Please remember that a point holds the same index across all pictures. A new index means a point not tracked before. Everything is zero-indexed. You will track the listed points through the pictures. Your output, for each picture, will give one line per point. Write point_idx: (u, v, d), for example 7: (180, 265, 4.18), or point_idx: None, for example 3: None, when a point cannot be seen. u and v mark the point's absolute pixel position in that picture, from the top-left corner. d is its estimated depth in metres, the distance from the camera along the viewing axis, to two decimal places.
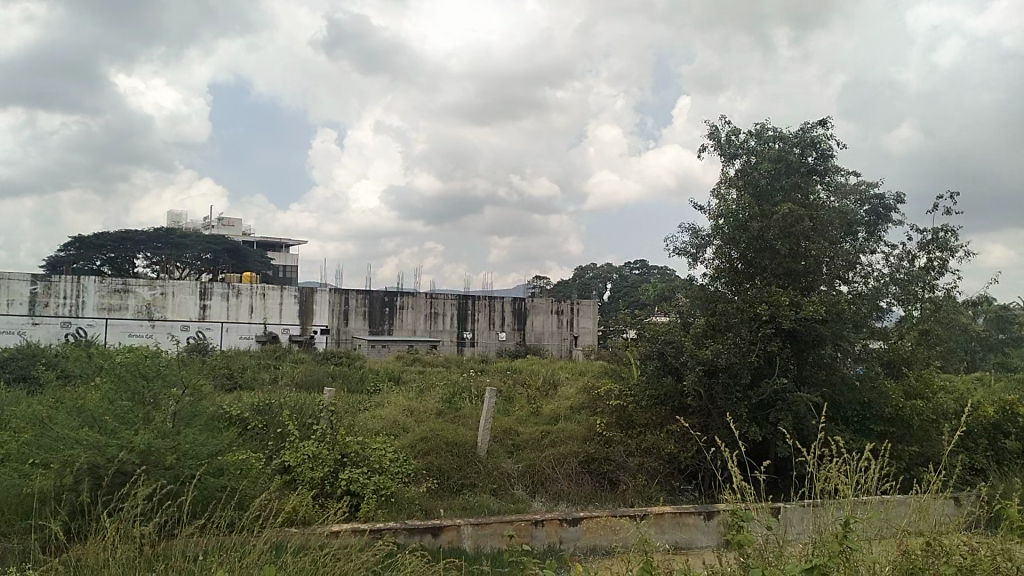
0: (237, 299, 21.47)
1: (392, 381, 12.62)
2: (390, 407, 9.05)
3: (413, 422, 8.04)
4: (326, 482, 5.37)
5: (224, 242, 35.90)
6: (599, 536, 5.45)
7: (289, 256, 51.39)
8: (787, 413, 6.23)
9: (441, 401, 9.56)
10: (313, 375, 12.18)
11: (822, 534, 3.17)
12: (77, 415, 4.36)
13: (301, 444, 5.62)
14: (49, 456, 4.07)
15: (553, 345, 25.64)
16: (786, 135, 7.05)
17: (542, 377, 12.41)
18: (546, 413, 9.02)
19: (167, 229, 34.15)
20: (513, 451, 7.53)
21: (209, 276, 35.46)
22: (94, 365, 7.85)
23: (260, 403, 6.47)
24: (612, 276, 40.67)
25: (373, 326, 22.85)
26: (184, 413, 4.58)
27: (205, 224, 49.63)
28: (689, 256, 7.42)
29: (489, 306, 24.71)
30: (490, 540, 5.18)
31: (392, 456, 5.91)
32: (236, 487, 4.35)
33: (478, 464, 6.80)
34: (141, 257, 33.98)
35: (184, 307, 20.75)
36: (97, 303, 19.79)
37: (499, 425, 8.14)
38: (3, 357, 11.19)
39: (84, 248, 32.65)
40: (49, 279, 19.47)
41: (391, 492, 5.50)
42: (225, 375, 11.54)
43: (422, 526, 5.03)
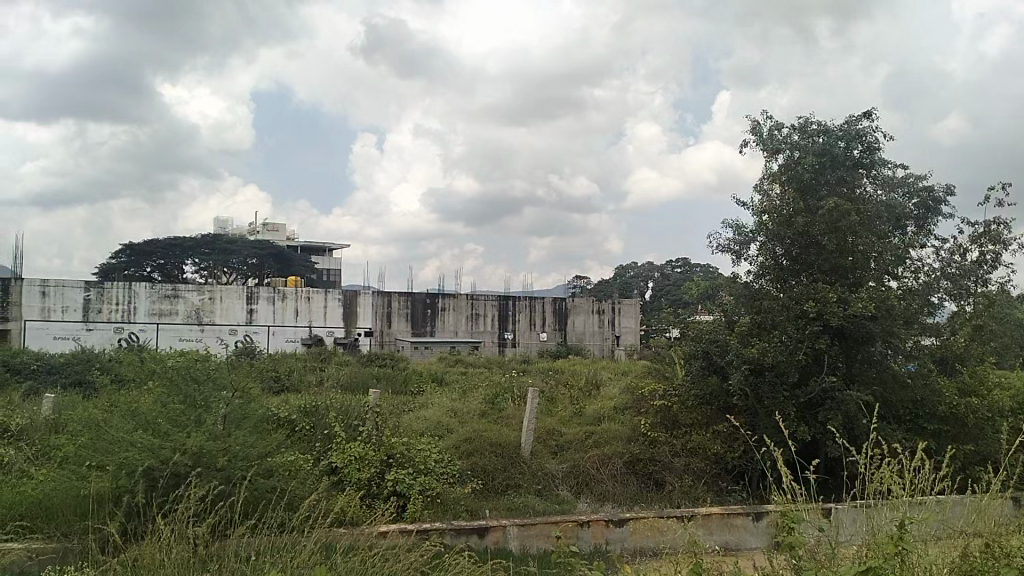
0: (283, 302, 21.81)
1: (435, 382, 12.70)
2: (435, 408, 9.10)
3: (457, 423, 8.07)
4: (373, 483, 5.42)
5: (270, 246, 36.42)
6: (646, 537, 5.40)
7: (332, 260, 52.10)
8: (837, 411, 6.11)
9: (484, 402, 9.59)
10: (358, 376, 12.32)
11: (877, 534, 3.11)
12: (131, 418, 4.47)
13: (348, 445, 5.68)
14: (106, 458, 4.17)
15: (595, 345, 25.54)
16: (831, 128, 6.90)
17: (585, 377, 12.37)
18: (589, 413, 8.98)
19: (214, 235, 34.87)
20: (557, 451, 7.51)
21: (255, 280, 36.09)
22: (147, 370, 8.05)
23: (307, 405, 6.55)
24: (654, 274, 40.37)
25: (416, 329, 23.07)
26: (235, 415, 4.67)
27: (251, 230, 50.60)
28: (732, 254, 7.32)
29: (530, 307, 24.73)
30: (536, 541, 5.17)
31: (436, 457, 5.94)
32: (285, 487, 4.41)
33: (523, 465, 6.80)
34: (190, 263, 34.75)
35: (232, 312, 21.15)
36: (148, 308, 20.29)
37: (542, 426, 8.13)
38: (61, 363, 11.54)
39: (135, 255, 33.51)
40: (103, 285, 19.99)
41: (436, 493, 5.52)
42: (273, 378, 11.74)
43: (468, 526, 5.04)
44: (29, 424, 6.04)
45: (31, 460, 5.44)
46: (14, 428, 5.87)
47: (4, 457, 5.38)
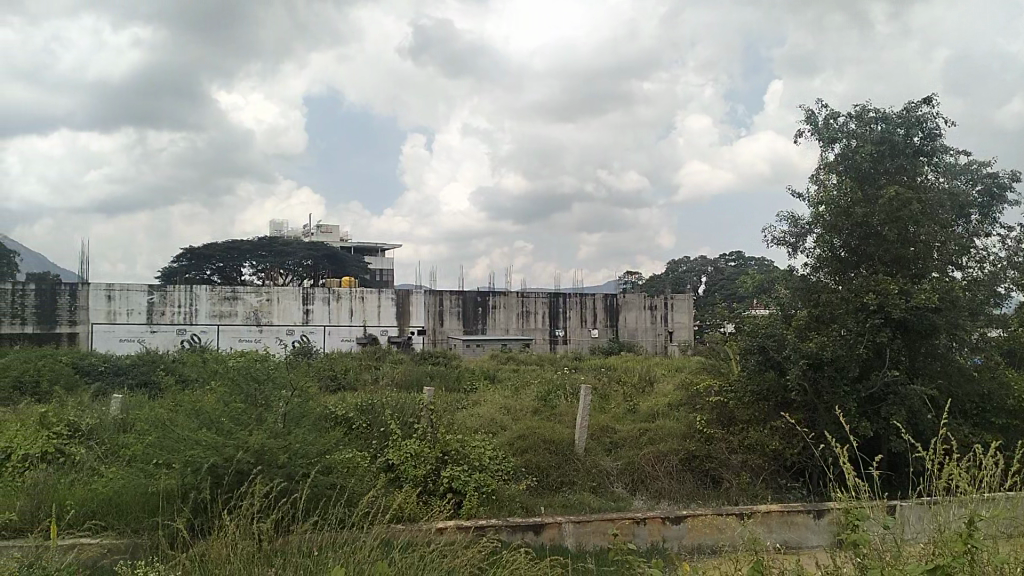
0: (338, 303, 22.17)
1: (488, 380, 12.77)
2: (488, 405, 9.16)
3: (510, 420, 8.10)
4: (429, 480, 5.48)
5: (324, 248, 36.88)
6: (705, 535, 5.35)
7: (384, 260, 52.79)
8: (900, 407, 5.94)
9: (536, 399, 9.60)
10: (412, 374, 12.46)
11: (944, 532, 3.01)
12: (196, 418, 4.59)
13: (404, 442, 5.76)
14: (172, 456, 4.30)
15: (647, 341, 25.37)
16: (890, 116, 6.73)
17: (638, 373, 12.28)
18: (643, 410, 8.91)
19: (269, 238, 35.65)
20: (611, 449, 7.47)
21: (310, 281, 36.73)
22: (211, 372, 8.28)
23: (364, 402, 6.64)
24: (706, 269, 39.85)
25: (467, 327, 23.29)
26: (294, 414, 4.77)
27: (305, 232, 51.64)
28: (788, 246, 7.18)
29: (580, 303, 24.66)
30: (592, 538, 5.16)
31: (491, 454, 5.97)
32: (345, 485, 4.49)
33: (577, 462, 6.79)
34: (248, 265, 35.59)
35: (288, 312, 21.59)
36: (209, 310, 20.83)
37: (596, 423, 8.11)
38: (128, 364, 11.93)
39: (195, 258, 34.51)
40: (165, 289, 20.59)
41: (492, 489, 5.55)
42: (329, 377, 11.96)
43: (524, 523, 5.06)
44: (98, 423, 6.23)
45: (101, 459, 5.63)
46: (84, 428, 6.07)
47: (77, 456, 5.58)
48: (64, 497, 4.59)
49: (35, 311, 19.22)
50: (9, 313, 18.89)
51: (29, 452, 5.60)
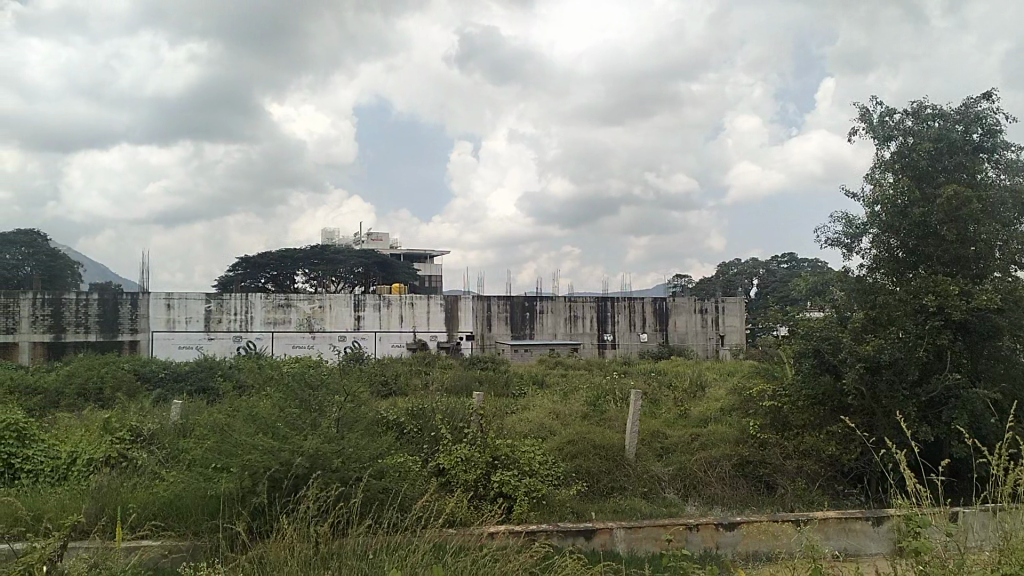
0: (388, 309, 22.42)
1: (537, 385, 12.75)
2: (537, 410, 9.15)
3: (559, 425, 8.08)
4: (480, 484, 5.50)
5: (374, 255, 37.30)
6: (760, 541, 5.26)
7: (432, 267, 53.25)
8: (962, 411, 5.74)
9: (586, 404, 9.55)
10: (461, 380, 12.52)
11: (1012, 540, 2.90)
12: (252, 423, 4.70)
13: (455, 447, 5.78)
14: (230, 460, 4.39)
15: (698, 345, 25.04)
16: (947, 112, 6.53)
17: (689, 378, 12.13)
18: (694, 415, 8.80)
19: (321, 246, 36.26)
20: (662, 454, 7.40)
21: (361, 288, 37.22)
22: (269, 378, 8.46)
23: (415, 407, 6.69)
24: (759, 271, 39.20)
25: (516, 332, 23.33)
26: (347, 418, 4.84)
27: (356, 240, 52.48)
28: (843, 247, 7.02)
29: (629, 308, 24.50)
30: (645, 544, 5.11)
31: (540, 459, 5.97)
32: (397, 489, 4.53)
33: (628, 467, 6.73)
34: (300, 274, 36.26)
35: (340, 319, 21.92)
36: (264, 318, 21.26)
37: (646, 429, 8.04)
38: (187, 371, 12.25)
39: (250, 267, 35.37)
40: (221, 297, 21.09)
41: (542, 494, 5.54)
42: (380, 382, 12.08)
43: (575, 529, 5.04)
44: (158, 428, 6.40)
45: (162, 462, 5.79)
46: (145, 433, 6.23)
47: (139, 459, 5.74)
48: (127, 500, 4.74)
49: (98, 320, 19.90)
50: (73, 323, 19.65)
51: (94, 456, 5.79)
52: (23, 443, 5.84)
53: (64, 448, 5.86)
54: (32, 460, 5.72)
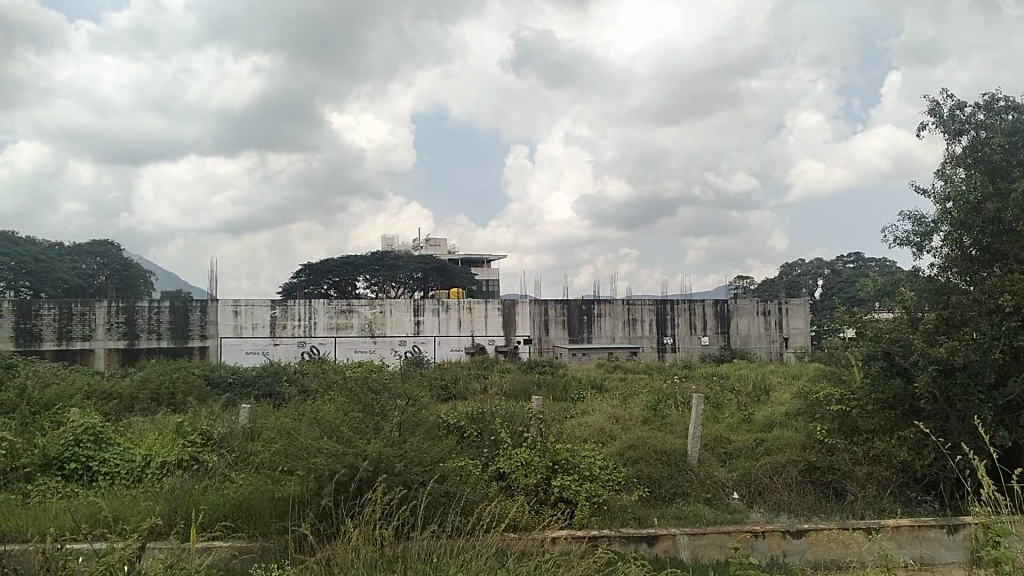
0: (447, 313, 22.61)
1: (595, 389, 12.66)
2: (597, 414, 9.10)
3: (619, 429, 8.03)
4: (540, 489, 5.49)
5: (433, 260, 37.65)
6: (828, 550, 5.12)
7: (490, 271, 53.55)
8: None
9: (646, 408, 9.47)
10: (520, 384, 12.54)
11: None
12: (318, 427, 4.79)
13: (514, 451, 5.79)
14: (296, 463, 4.49)
15: (761, 348, 24.53)
16: (1022, 104, 6.27)
17: (752, 381, 11.90)
18: (758, 419, 8.64)
19: (381, 252, 36.81)
20: (726, 459, 7.29)
21: (420, 293, 37.67)
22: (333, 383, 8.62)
23: (475, 411, 6.72)
24: (824, 271, 38.20)
25: (573, 335, 23.25)
26: (409, 422, 4.90)
27: (415, 246, 53.14)
28: (912, 246, 6.80)
29: (689, 310, 24.15)
30: (709, 550, 5.04)
31: (601, 463, 5.94)
32: (459, 492, 4.55)
33: (691, 473, 6.64)
34: (362, 280, 36.87)
35: (400, 323, 22.20)
36: (326, 323, 21.68)
37: (708, 433, 7.92)
38: (254, 376, 12.57)
39: (314, 274, 36.16)
40: (286, 303, 21.58)
41: (603, 500, 5.51)
42: (440, 386, 12.20)
43: (637, 534, 5.00)
44: (228, 431, 6.57)
45: (231, 465, 5.94)
46: (216, 436, 6.41)
47: (210, 463, 5.91)
48: (199, 501, 4.89)
49: (169, 327, 20.61)
50: (146, 329, 20.41)
51: (167, 460, 5.99)
52: (100, 446, 6.07)
53: (139, 451, 6.08)
54: (109, 463, 5.94)
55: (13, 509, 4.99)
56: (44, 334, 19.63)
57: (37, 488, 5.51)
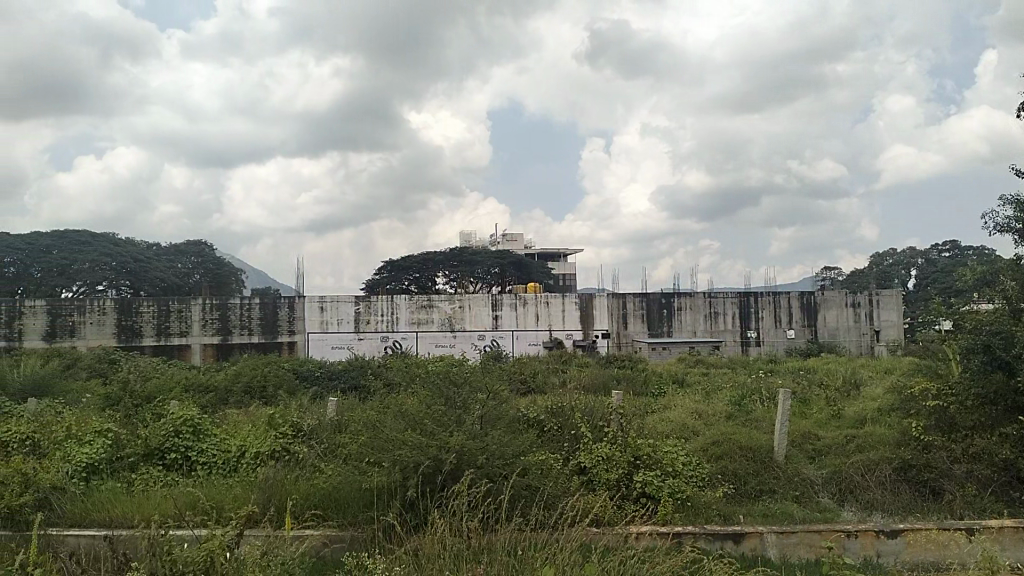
0: (525, 308, 22.67)
1: (677, 383, 12.50)
2: (679, 409, 8.97)
3: (702, 425, 7.90)
4: (622, 484, 5.45)
5: (511, 255, 37.85)
6: (926, 551, 4.92)
7: (568, 266, 53.56)
8: None
9: (730, 403, 9.28)
10: (599, 378, 12.50)
11: None
12: (402, 419, 4.89)
13: (595, 446, 5.76)
14: (382, 455, 4.58)
15: (850, 341, 23.69)
16: None
17: (841, 376, 11.50)
18: (849, 415, 8.36)
19: (459, 248, 37.23)
20: (814, 456, 7.09)
21: (498, 288, 37.95)
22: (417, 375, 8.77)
23: (555, 405, 6.71)
24: (917, 261, 36.54)
25: (652, 329, 23.00)
26: (491, 416, 4.95)
27: (493, 241, 53.62)
28: (1014, 232, 6.44)
29: (774, 303, 23.53)
30: (798, 550, 4.91)
31: (683, 459, 5.87)
32: (541, 486, 4.57)
33: (778, 470, 6.49)
34: (441, 275, 37.41)
35: (479, 318, 22.39)
36: (407, 318, 22.06)
37: (796, 429, 7.71)
38: (339, 370, 12.93)
39: (395, 270, 36.98)
40: (369, 299, 22.06)
41: (687, 496, 5.45)
42: (519, 380, 12.28)
43: (723, 531, 4.93)
44: (318, 424, 6.77)
45: (321, 457, 6.14)
46: (306, 428, 6.61)
47: (301, 454, 6.11)
48: (292, 490, 5.06)
49: (259, 323, 21.39)
50: (238, 325, 21.23)
51: (261, 450, 6.20)
52: (197, 437, 6.37)
53: (235, 442, 6.32)
54: (206, 453, 6.21)
55: (119, 496, 5.28)
56: (144, 331, 20.69)
57: (140, 476, 5.81)
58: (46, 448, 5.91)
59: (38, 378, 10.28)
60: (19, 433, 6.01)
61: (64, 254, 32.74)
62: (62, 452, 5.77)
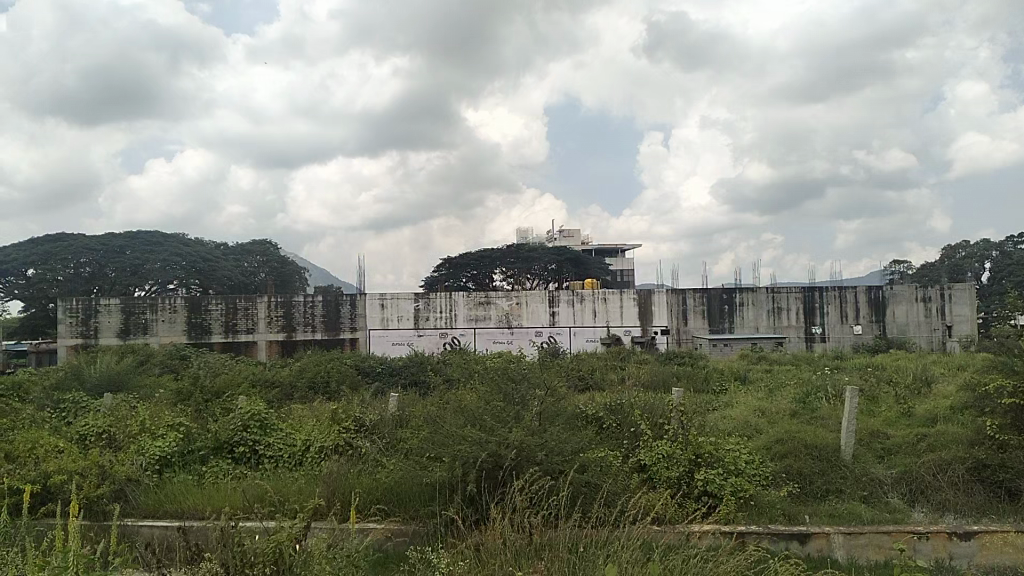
0: (582, 304, 22.59)
1: (739, 381, 12.30)
2: (741, 407, 8.82)
3: (766, 423, 7.74)
4: (683, 482, 5.38)
5: (568, 251, 37.77)
6: (1002, 554, 4.73)
7: (625, 261, 53.21)
8: None
9: (794, 401, 9.06)
10: (659, 375, 12.37)
11: None
12: (461, 415, 4.92)
13: (656, 443, 5.71)
14: (442, 450, 4.63)
15: (921, 337, 22.92)
16: None
17: (912, 373, 11.12)
18: (919, 413, 8.08)
19: (517, 245, 37.31)
20: (883, 456, 6.88)
21: (555, 284, 37.92)
22: (477, 371, 8.84)
23: (614, 402, 6.67)
24: (992, 253, 35.06)
25: (713, 325, 22.69)
26: (549, 412, 4.96)
27: (550, 238, 53.66)
28: None
29: (839, 297, 22.93)
30: (867, 551, 4.79)
31: (746, 458, 5.76)
32: (601, 484, 4.55)
33: (845, 469, 6.32)
34: (499, 272, 37.60)
35: (536, 314, 22.40)
36: (466, 315, 22.21)
37: (864, 428, 7.49)
38: (400, 366, 13.12)
39: (454, 268, 37.38)
40: (428, 296, 22.29)
41: (750, 495, 5.36)
42: (578, 376, 12.27)
43: (788, 532, 4.83)
44: (379, 419, 6.88)
45: (383, 451, 6.24)
46: (368, 424, 6.72)
47: (363, 449, 6.22)
48: (356, 484, 5.17)
49: (322, 320, 21.82)
50: (302, 322, 21.71)
51: (325, 444, 6.32)
52: (265, 431, 6.53)
53: (300, 436, 6.46)
54: (273, 447, 6.37)
55: (191, 488, 5.46)
56: (213, 328, 21.32)
57: (211, 469, 6.01)
58: (121, 441, 6.14)
59: (115, 373, 10.72)
60: (97, 427, 6.28)
61: (137, 254, 33.98)
62: (137, 445, 6.01)
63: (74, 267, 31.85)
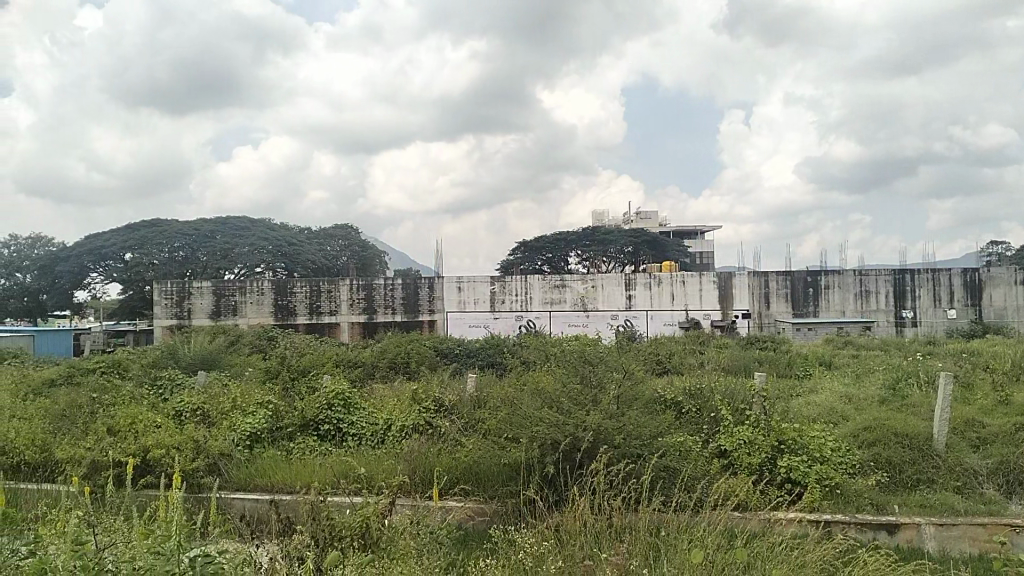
0: (660, 287, 22.29)
1: (823, 366, 11.94)
2: (826, 393, 8.57)
3: (852, 410, 7.49)
4: (766, 468, 5.29)
5: (645, 234, 37.26)
6: None
7: (704, 244, 52.30)
8: None
9: (883, 388, 8.75)
10: (739, 359, 12.10)
11: None
12: (539, 398, 4.95)
13: (736, 429, 5.62)
14: (520, 431, 4.67)
15: (1020, 322, 21.76)
16: None
17: (1011, 359, 10.56)
18: (1018, 401, 7.68)
19: (592, 228, 37.09)
20: (978, 446, 6.58)
21: (632, 267, 37.53)
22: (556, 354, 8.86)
23: (693, 387, 6.58)
24: None
25: (797, 309, 22.11)
26: (627, 396, 4.94)
27: (626, 220, 53.20)
28: None
29: (932, 281, 21.95)
30: (960, 543, 4.63)
31: (832, 445, 5.62)
32: (680, 469, 4.51)
33: (937, 458, 6.07)
34: (574, 255, 37.49)
35: (612, 298, 22.26)
36: (541, 298, 22.24)
37: (958, 416, 7.18)
38: (477, 348, 13.28)
39: (529, 251, 37.53)
40: (504, 279, 22.39)
41: (836, 483, 5.21)
42: (655, 361, 12.15)
43: (876, 522, 4.70)
44: (458, 399, 6.99)
45: (462, 431, 6.33)
46: (447, 404, 6.84)
47: (442, 428, 6.33)
48: (436, 463, 5.27)
49: (402, 302, 22.24)
50: (382, 304, 22.18)
51: (406, 424, 6.48)
52: (348, 409, 6.76)
53: (382, 416, 6.64)
54: (356, 424, 6.57)
55: (278, 463, 5.69)
56: (298, 309, 21.99)
57: (297, 445, 6.23)
58: (215, 416, 6.44)
59: (207, 351, 11.23)
60: (191, 404, 6.59)
61: (225, 238, 35.33)
62: (230, 422, 6.27)
63: (168, 251, 33.32)
